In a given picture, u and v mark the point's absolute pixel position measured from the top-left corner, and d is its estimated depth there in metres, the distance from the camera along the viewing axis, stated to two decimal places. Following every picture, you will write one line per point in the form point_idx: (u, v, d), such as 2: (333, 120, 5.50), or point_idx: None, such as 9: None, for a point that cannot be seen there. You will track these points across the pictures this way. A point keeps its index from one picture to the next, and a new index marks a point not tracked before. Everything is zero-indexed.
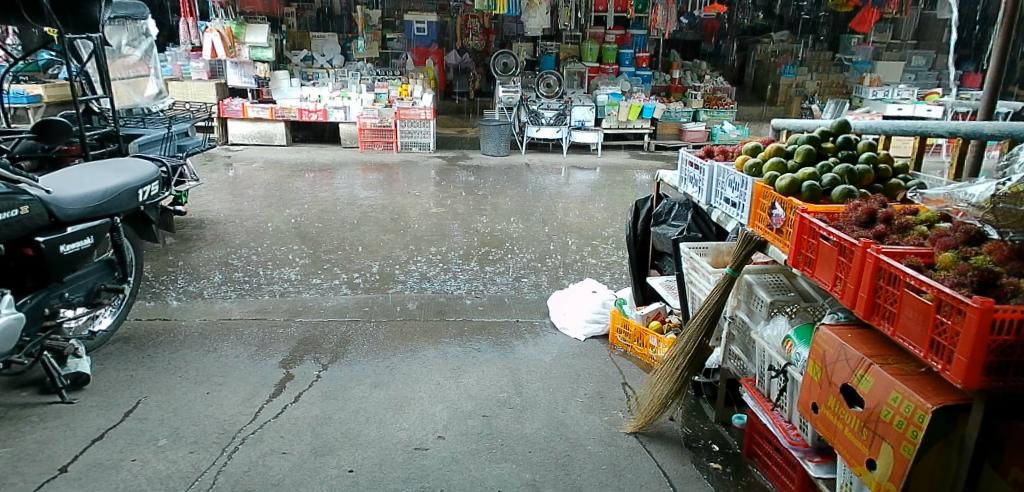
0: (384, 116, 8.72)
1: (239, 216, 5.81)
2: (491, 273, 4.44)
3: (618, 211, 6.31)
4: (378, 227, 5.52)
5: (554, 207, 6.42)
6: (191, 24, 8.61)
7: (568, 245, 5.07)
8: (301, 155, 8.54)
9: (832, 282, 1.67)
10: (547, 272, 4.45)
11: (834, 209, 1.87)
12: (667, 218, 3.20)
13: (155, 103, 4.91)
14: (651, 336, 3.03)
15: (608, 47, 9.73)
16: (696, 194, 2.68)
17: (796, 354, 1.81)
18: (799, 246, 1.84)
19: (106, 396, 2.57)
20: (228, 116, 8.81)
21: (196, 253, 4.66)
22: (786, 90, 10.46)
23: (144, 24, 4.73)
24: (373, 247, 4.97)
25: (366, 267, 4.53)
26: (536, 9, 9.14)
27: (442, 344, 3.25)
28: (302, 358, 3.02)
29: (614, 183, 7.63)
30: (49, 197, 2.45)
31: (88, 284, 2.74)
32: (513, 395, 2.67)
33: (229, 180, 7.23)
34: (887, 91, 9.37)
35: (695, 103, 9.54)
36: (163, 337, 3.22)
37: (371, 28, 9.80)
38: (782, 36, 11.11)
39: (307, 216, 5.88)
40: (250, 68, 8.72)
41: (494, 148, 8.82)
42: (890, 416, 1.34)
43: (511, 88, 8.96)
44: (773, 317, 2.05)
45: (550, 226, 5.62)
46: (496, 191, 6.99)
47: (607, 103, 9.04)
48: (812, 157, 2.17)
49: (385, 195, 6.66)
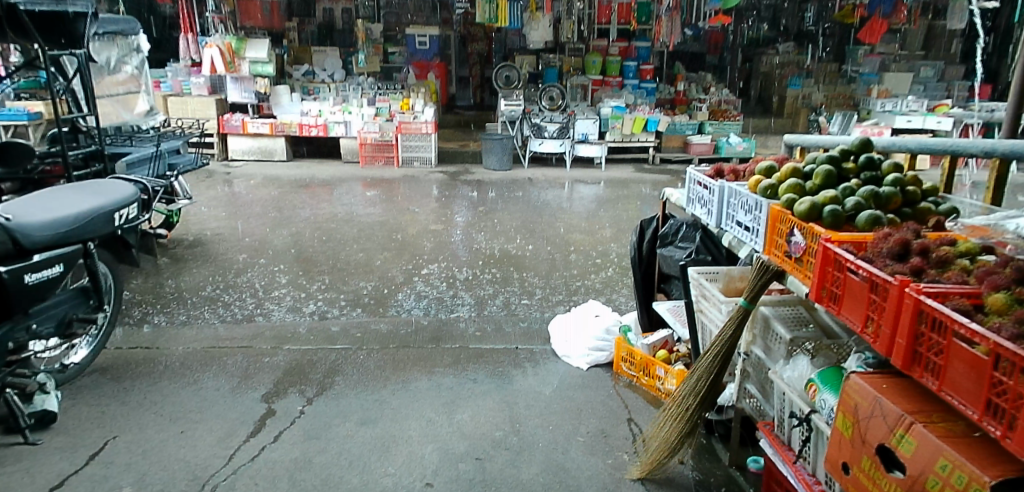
0: (385, 130, 8.61)
1: (234, 234, 5.66)
2: (492, 295, 4.26)
3: (624, 228, 6.13)
4: (376, 245, 5.37)
5: (557, 223, 6.24)
6: (192, 40, 8.49)
7: (572, 264, 4.90)
8: (302, 171, 8.42)
9: (863, 323, 1.49)
10: (550, 294, 4.26)
11: (861, 238, 1.68)
12: (674, 239, 3.04)
13: (146, 120, 4.76)
14: (658, 367, 2.85)
15: (611, 60, 9.57)
16: (705, 217, 2.50)
17: (822, 401, 1.65)
18: (823, 279, 1.66)
19: (73, 437, 2.42)
20: (228, 131, 8.71)
21: (187, 274, 4.51)
22: (792, 102, 10.26)
23: (135, 39, 4.64)
24: (369, 267, 4.81)
25: (361, 288, 4.37)
26: (538, 21, 8.94)
27: (436, 374, 3.07)
28: (286, 392, 2.86)
29: (619, 198, 7.47)
30: (12, 224, 2.30)
31: (59, 314, 2.57)
32: (509, 433, 2.49)
33: (226, 196, 7.10)
34: (897, 102, 9.01)
35: (701, 116, 9.40)
36: (142, 367, 3.06)
37: (372, 41, 9.61)
38: (789, 48, 10.92)
39: (304, 234, 5.73)
40: (250, 84, 8.57)
41: (496, 162, 8.68)
42: (938, 487, 1.15)
43: (513, 102, 8.81)
44: (793, 357, 1.87)
45: (552, 244, 5.45)
46: (499, 207, 6.82)
47: (610, 116, 8.93)
48: (833, 178, 1.99)
49: (384, 212, 6.50)
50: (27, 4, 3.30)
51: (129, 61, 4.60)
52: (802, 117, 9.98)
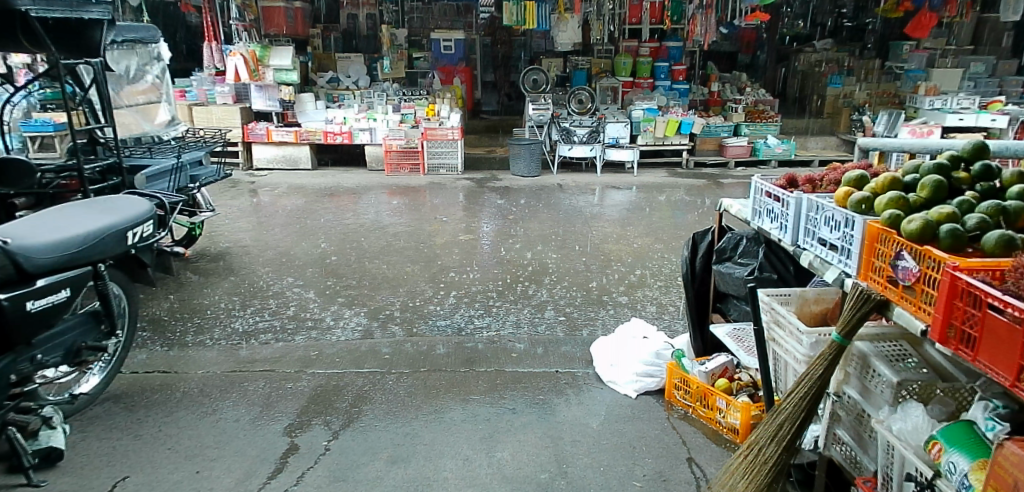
0: (411, 137, 8.46)
1: (258, 246, 5.51)
2: (526, 312, 3.99)
3: (662, 236, 5.82)
4: (404, 257, 5.16)
5: (591, 232, 5.96)
6: (216, 48, 8.31)
7: (609, 278, 4.61)
8: (327, 179, 8.28)
9: (1015, 375, 1.19)
10: (590, 311, 3.98)
11: (995, 264, 1.38)
12: (733, 254, 2.74)
13: (167, 130, 4.61)
14: (718, 398, 2.56)
15: (641, 60, 9.29)
16: (778, 233, 2.21)
17: (950, 463, 1.36)
18: (949, 315, 1.37)
19: (80, 477, 2.23)
20: (253, 140, 8.62)
21: (209, 290, 4.35)
22: (834, 102, 9.87)
23: (156, 47, 4.50)
24: (397, 280, 4.59)
25: (388, 304, 4.15)
26: (567, 22, 8.61)
27: (470, 403, 2.82)
28: (310, 423, 2.63)
29: (654, 204, 7.17)
30: (13, 248, 2.12)
31: (68, 343, 2.39)
32: (556, 476, 2.25)
33: (251, 207, 6.98)
34: (946, 99, 8.54)
35: (736, 117, 9.06)
36: (159, 394, 2.88)
37: (397, 47, 9.39)
38: (827, 45, 10.43)
39: (329, 245, 5.55)
40: (275, 92, 8.51)
41: (525, 168, 8.44)
42: None
43: (542, 106, 8.55)
44: (901, 403, 1.58)
45: (587, 255, 5.17)
46: (529, 215, 6.58)
47: (642, 118, 8.62)
48: (942, 191, 1.70)
49: (412, 222, 6.30)
50: (39, 11, 3.18)
51: (150, 68, 4.46)
52: (844, 117, 9.54)
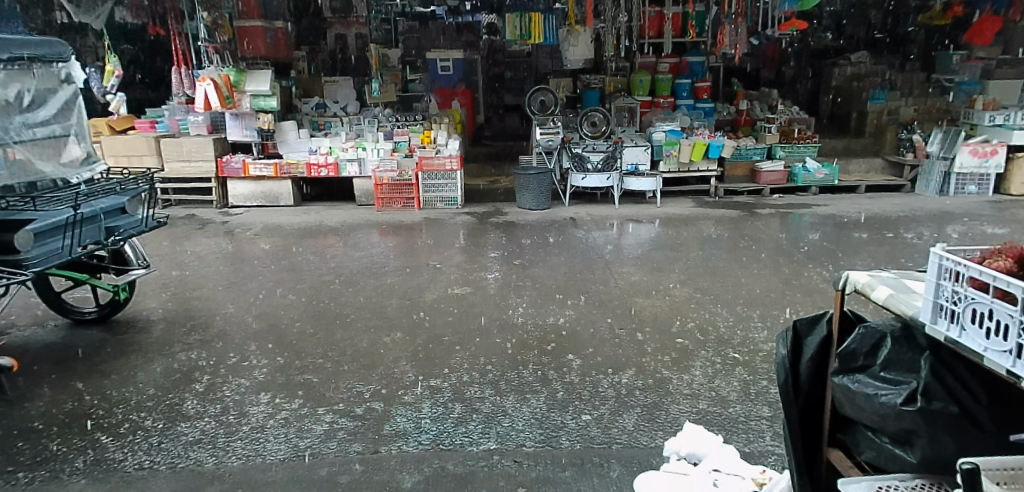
0: (404, 168, 7.48)
1: (209, 306, 4.53)
2: (537, 408, 2.95)
3: (701, 285, 4.78)
4: (385, 321, 4.15)
5: (616, 280, 4.91)
6: (186, 74, 7.46)
7: (644, 349, 3.59)
8: (309, 217, 7.34)
9: None
10: (626, 407, 2.94)
11: None
12: (871, 361, 1.71)
13: (79, 171, 3.65)
14: None
15: (660, 77, 8.37)
16: (1008, 360, 1.18)
17: None
18: None
19: None
20: (228, 175, 7.70)
21: (129, 378, 3.37)
22: (876, 118, 8.70)
23: (62, 68, 3.63)
24: (370, 358, 3.56)
25: (354, 397, 3.12)
26: (578, 35, 7.57)
27: None
28: None
29: (682, 241, 6.13)
30: None
31: None
32: None
33: (218, 252, 6.04)
34: (1009, 114, 7.50)
35: (770, 138, 8.06)
36: None
37: (389, 69, 8.61)
38: (862, 58, 9.45)
39: (298, 304, 4.55)
40: (253, 120, 7.57)
41: (533, 200, 7.45)
42: None
43: (550, 129, 7.43)
44: None
45: (613, 316, 4.12)
46: (538, 258, 5.57)
47: (664, 142, 7.63)
48: None
49: (401, 269, 5.33)
50: None
51: (55, 93, 3.55)
52: (890, 136, 8.42)
